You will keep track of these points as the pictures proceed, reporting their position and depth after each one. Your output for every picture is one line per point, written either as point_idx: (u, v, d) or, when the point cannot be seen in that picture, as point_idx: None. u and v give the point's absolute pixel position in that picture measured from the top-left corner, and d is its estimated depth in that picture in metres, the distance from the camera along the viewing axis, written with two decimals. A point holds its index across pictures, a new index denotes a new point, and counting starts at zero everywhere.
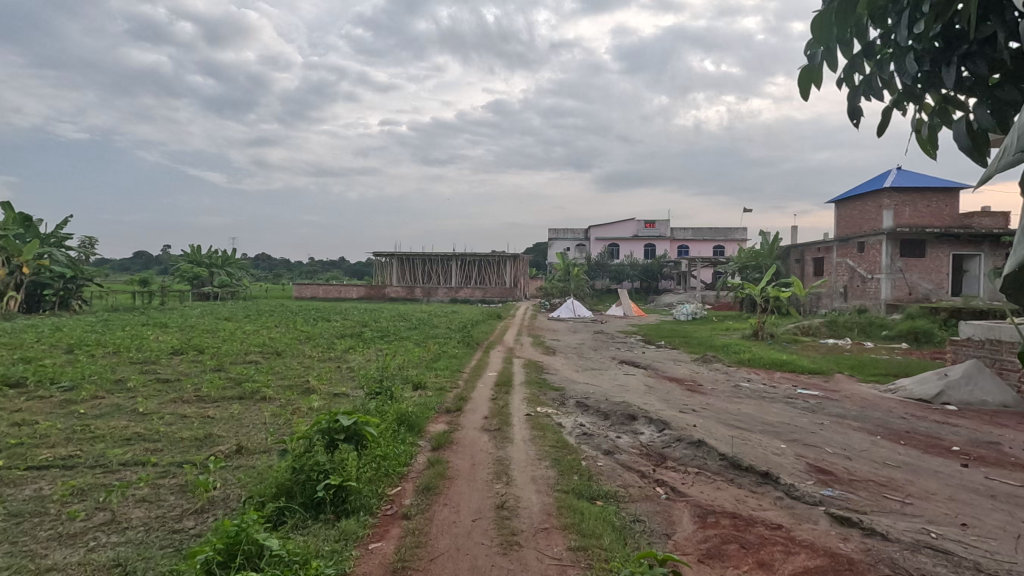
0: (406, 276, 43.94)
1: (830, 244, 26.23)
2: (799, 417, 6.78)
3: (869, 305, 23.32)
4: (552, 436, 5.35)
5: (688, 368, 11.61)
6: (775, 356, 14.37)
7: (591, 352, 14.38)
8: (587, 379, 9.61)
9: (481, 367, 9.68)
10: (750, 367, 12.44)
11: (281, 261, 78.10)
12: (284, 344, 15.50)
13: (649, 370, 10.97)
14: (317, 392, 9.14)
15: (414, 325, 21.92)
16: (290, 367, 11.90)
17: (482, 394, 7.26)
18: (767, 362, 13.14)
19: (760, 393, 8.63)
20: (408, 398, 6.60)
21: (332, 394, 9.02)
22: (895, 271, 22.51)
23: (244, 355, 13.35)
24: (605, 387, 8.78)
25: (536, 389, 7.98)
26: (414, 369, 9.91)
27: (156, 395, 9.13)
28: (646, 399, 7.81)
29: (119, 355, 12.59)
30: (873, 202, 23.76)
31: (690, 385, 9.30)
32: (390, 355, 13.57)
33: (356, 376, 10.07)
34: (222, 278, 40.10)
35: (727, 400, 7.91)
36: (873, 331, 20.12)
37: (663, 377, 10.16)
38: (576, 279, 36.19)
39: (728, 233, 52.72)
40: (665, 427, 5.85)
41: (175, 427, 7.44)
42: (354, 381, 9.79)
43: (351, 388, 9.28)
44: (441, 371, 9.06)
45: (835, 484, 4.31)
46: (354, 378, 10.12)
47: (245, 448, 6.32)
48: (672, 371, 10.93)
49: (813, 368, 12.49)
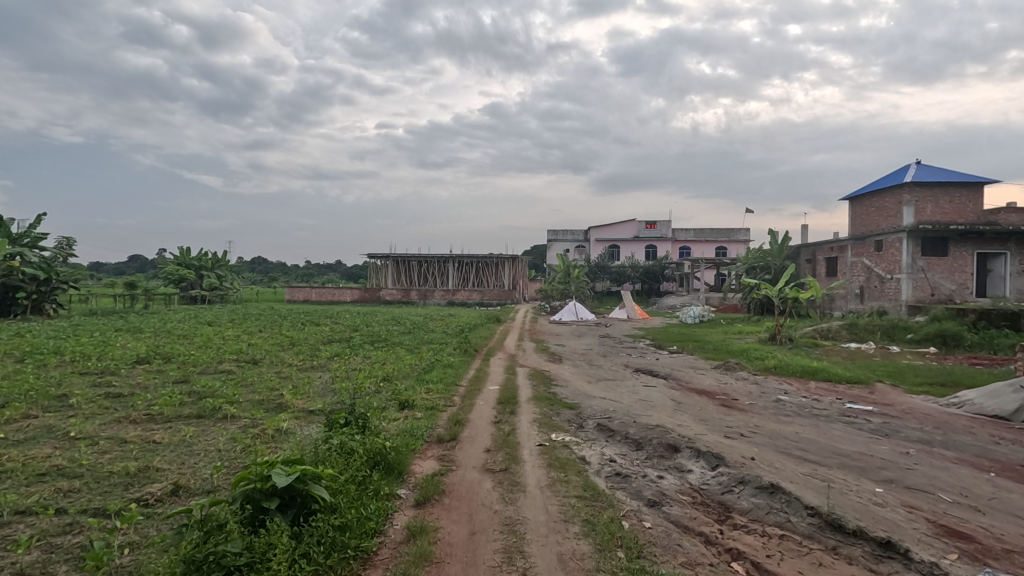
0: (401, 278, 42.58)
1: (844, 243, 25.03)
2: (875, 443, 5.46)
3: (888, 307, 22.11)
4: (577, 480, 4.04)
5: (713, 378, 10.32)
6: (802, 363, 13.09)
7: (601, 358, 13.10)
8: (602, 392, 8.31)
9: (481, 379, 8.39)
10: (780, 377, 11.14)
11: (276, 263, 76.77)
12: (263, 351, 14.09)
13: (669, 381, 9.64)
14: (288, 411, 7.80)
15: (408, 330, 20.59)
16: (266, 378, 10.50)
17: (484, 416, 5.95)
18: (797, 370, 11.83)
19: (808, 409, 7.34)
20: (390, 425, 5.28)
21: (306, 413, 7.67)
22: (916, 270, 21.30)
23: (215, 365, 11.91)
24: (626, 404, 7.46)
25: (546, 407, 6.65)
26: (404, 383, 8.54)
27: (98, 415, 7.75)
28: (679, 419, 6.50)
29: (73, 365, 11.19)
30: (892, 199, 22.54)
31: (723, 400, 7.99)
32: (380, 363, 12.17)
33: (336, 389, 8.72)
34: (210, 280, 38.72)
35: (775, 420, 6.61)
36: (897, 333, 18.88)
37: (688, 390, 8.85)
38: (577, 281, 34.88)
39: (731, 233, 51.52)
40: (718, 463, 4.54)
41: (107, 457, 6.09)
42: (334, 396, 8.42)
43: (329, 405, 7.93)
44: (434, 386, 7.71)
45: (990, 561, 3.02)
46: (334, 393, 8.75)
47: (182, 489, 5.00)
48: (696, 382, 9.62)
49: (851, 377, 11.18)
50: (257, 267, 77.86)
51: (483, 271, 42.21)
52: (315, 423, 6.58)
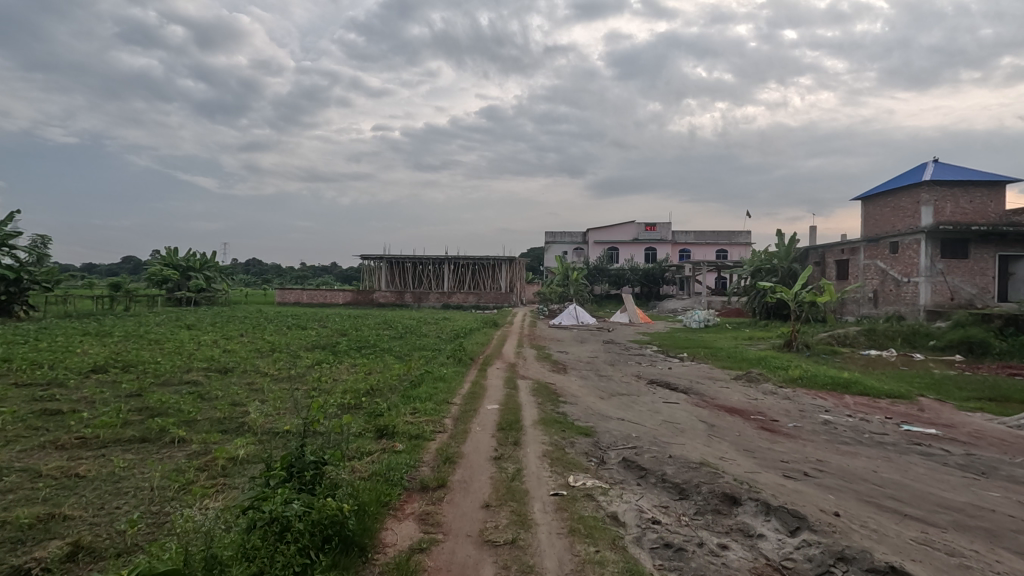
0: (395, 281, 41.34)
1: (856, 244, 24.00)
2: (979, 488, 4.29)
3: (905, 311, 21.04)
4: (614, 561, 2.86)
5: (739, 392, 9.14)
6: (829, 373, 11.94)
7: (608, 367, 11.93)
8: (619, 411, 7.14)
9: (477, 395, 7.22)
10: (809, 390, 10.00)
11: (271, 265, 75.26)
12: (237, 359, 12.78)
13: (691, 396, 8.44)
14: (248, 435, 6.57)
15: (399, 335, 19.36)
16: (233, 392, 9.18)
17: (480, 449, 4.77)
18: (826, 382, 10.67)
19: (867, 434, 6.18)
20: (356, 471, 4.08)
21: (268, 438, 6.44)
22: (935, 273, 20.23)
23: (180, 375, 10.61)
24: (649, 427, 6.27)
25: (556, 434, 5.46)
26: (388, 401, 7.28)
27: (20, 439, 6.48)
28: (719, 449, 5.32)
29: (16, 375, 9.91)
30: (909, 198, 21.50)
31: (760, 421, 6.82)
32: (365, 374, 10.90)
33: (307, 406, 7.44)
34: (197, 281, 37.39)
35: (835, 449, 5.45)
36: (919, 340, 17.80)
37: (716, 408, 7.68)
38: (576, 284, 33.72)
39: (732, 236, 50.45)
40: (796, 527, 3.37)
41: (8, 499, 4.86)
42: (304, 416, 7.16)
43: (297, 427, 6.70)
44: (421, 407, 6.48)
45: None
46: (306, 411, 7.47)
47: (79, 554, 3.78)
48: (722, 398, 8.44)
49: (889, 390, 10.00)
50: (251, 269, 76.41)
51: (480, 274, 41.08)
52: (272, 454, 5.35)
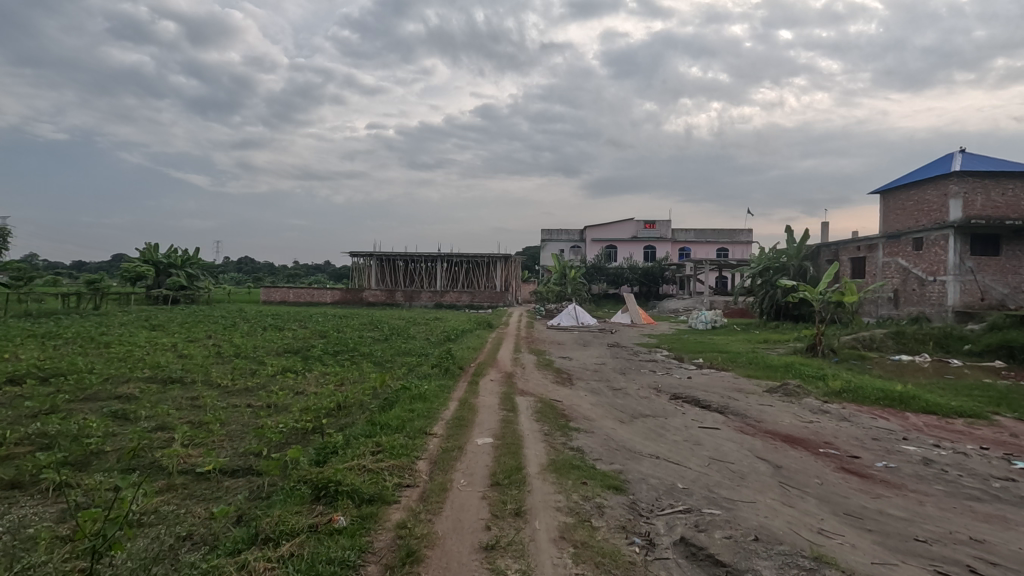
0: (385, 279, 39.62)
1: (874, 241, 22.51)
2: None
3: (930, 312, 19.53)
4: None
5: (788, 412, 7.48)
6: (876, 384, 10.34)
7: (619, 377, 10.29)
8: (650, 445, 5.49)
9: (466, 424, 5.51)
10: (862, 407, 8.40)
11: (262, 263, 73.08)
12: (190, 366, 10.96)
13: (731, 419, 6.81)
14: (150, 485, 4.90)
15: (383, 337, 17.59)
16: (164, 411, 7.37)
17: (465, 529, 3.12)
18: (877, 394, 9.05)
19: (995, 483, 4.54)
20: None
21: (175, 492, 4.80)
22: (964, 272, 18.74)
23: (112, 389, 8.78)
24: (696, 472, 4.63)
25: (573, 491, 3.82)
26: (347, 433, 5.61)
27: None
28: (813, 516, 3.66)
29: None
30: (936, 191, 19.99)
31: (836, 458, 5.18)
32: (334, 387, 9.15)
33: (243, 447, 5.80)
34: (176, 279, 35.51)
35: (976, 514, 3.80)
36: (952, 344, 16.30)
37: (769, 436, 6.04)
38: (574, 283, 32.06)
39: (733, 234, 48.89)
40: None
41: None
42: (235, 459, 5.52)
43: (220, 479, 5.06)
44: (386, 442, 4.83)
45: None
46: (242, 448, 5.84)
47: None
48: (769, 421, 6.79)
49: (958, 407, 8.40)
50: (242, 267, 74.39)
51: (474, 271, 39.39)
52: (149, 541, 3.74)
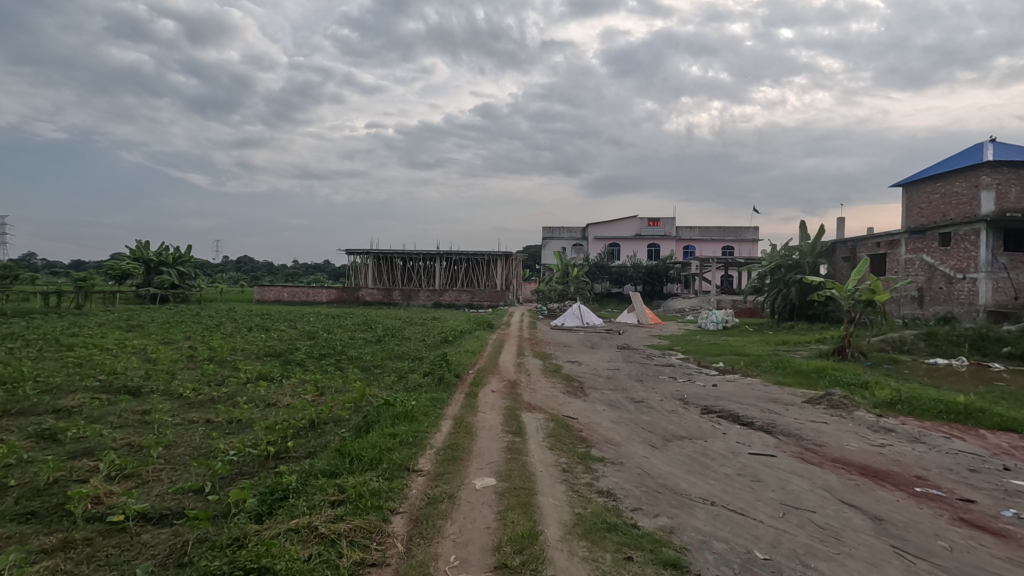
0: (382, 278, 38.43)
1: (896, 236, 21.28)
2: None
3: (959, 312, 18.31)
4: None
5: (848, 431, 6.25)
6: (928, 394, 9.12)
7: (636, 385, 9.06)
8: (696, 483, 4.26)
9: (460, 456, 4.28)
10: (927, 423, 7.20)
11: (261, 263, 71.84)
12: (153, 373, 9.69)
13: (783, 442, 5.60)
14: (37, 546, 3.66)
15: (375, 339, 16.29)
16: (98, 429, 6.11)
17: None
18: (937, 405, 7.81)
19: None
20: None
21: (66, 559, 3.53)
22: (997, 269, 17.53)
23: (50, 401, 7.50)
24: (770, 527, 3.42)
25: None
26: (308, 468, 4.39)
27: None
28: None
29: None
30: (966, 183, 18.79)
31: (944, 503, 3.96)
32: (311, 399, 7.87)
33: (176, 488, 4.55)
34: (166, 277, 34.25)
35: None
36: (989, 346, 15.08)
37: (841, 466, 4.82)
38: (577, 282, 30.81)
39: (739, 232, 47.59)
40: None
41: None
42: (162, 505, 4.29)
43: (135, 537, 3.81)
44: (349, 485, 3.61)
45: None
46: (176, 487, 4.60)
47: None
48: (831, 443, 5.57)
49: None
50: (240, 267, 73.22)
51: (474, 269, 38.12)
52: None
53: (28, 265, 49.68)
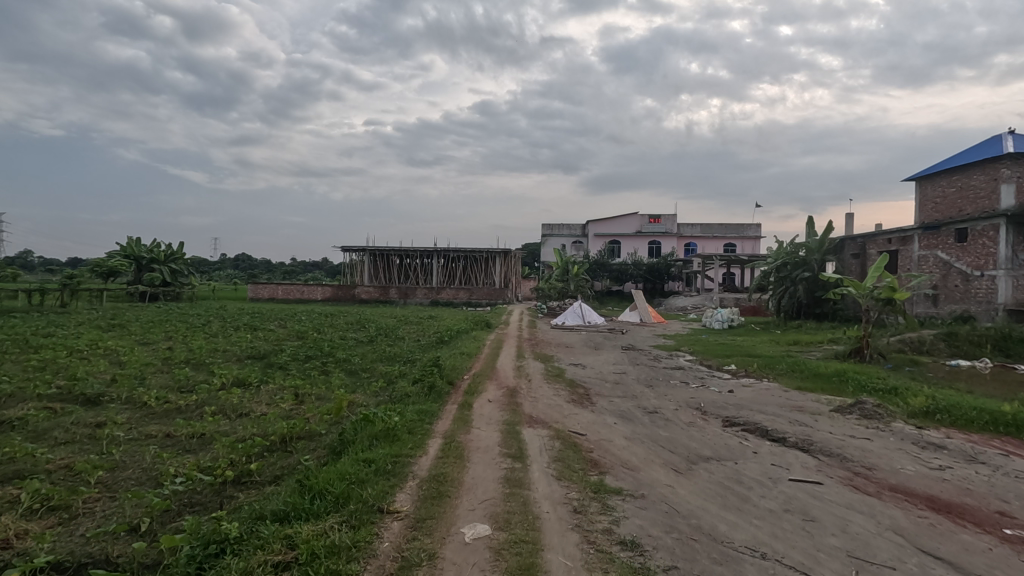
0: (378, 275, 37.55)
1: (910, 233, 20.49)
2: None
3: (977, 311, 17.54)
4: None
5: (895, 449, 5.47)
6: (965, 401, 8.35)
7: (648, 392, 8.25)
8: (737, 524, 3.47)
9: (447, 492, 3.50)
10: (976, 437, 6.42)
11: (257, 261, 70.84)
12: (118, 378, 8.86)
13: (826, 465, 4.82)
14: None
15: (367, 340, 15.45)
16: (34, 448, 5.30)
17: None
18: (981, 415, 7.03)
19: None
20: None
21: None
22: (1017, 265, 16.77)
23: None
24: None
25: None
26: (262, 505, 3.60)
27: None
28: None
29: None
30: (984, 176, 18.01)
31: None
32: (288, 409, 7.06)
33: (102, 530, 3.74)
34: (156, 274, 33.36)
35: None
36: (1013, 347, 14.31)
37: (903, 498, 4.04)
38: (577, 279, 29.99)
39: (742, 229, 46.79)
40: None
41: None
42: (79, 554, 3.48)
43: None
44: (301, 539, 2.84)
45: None
46: (104, 527, 3.80)
47: None
48: (883, 466, 4.79)
49: None
50: (237, 265, 72.30)
51: (472, 267, 37.27)
52: None
53: (20, 263, 48.77)
